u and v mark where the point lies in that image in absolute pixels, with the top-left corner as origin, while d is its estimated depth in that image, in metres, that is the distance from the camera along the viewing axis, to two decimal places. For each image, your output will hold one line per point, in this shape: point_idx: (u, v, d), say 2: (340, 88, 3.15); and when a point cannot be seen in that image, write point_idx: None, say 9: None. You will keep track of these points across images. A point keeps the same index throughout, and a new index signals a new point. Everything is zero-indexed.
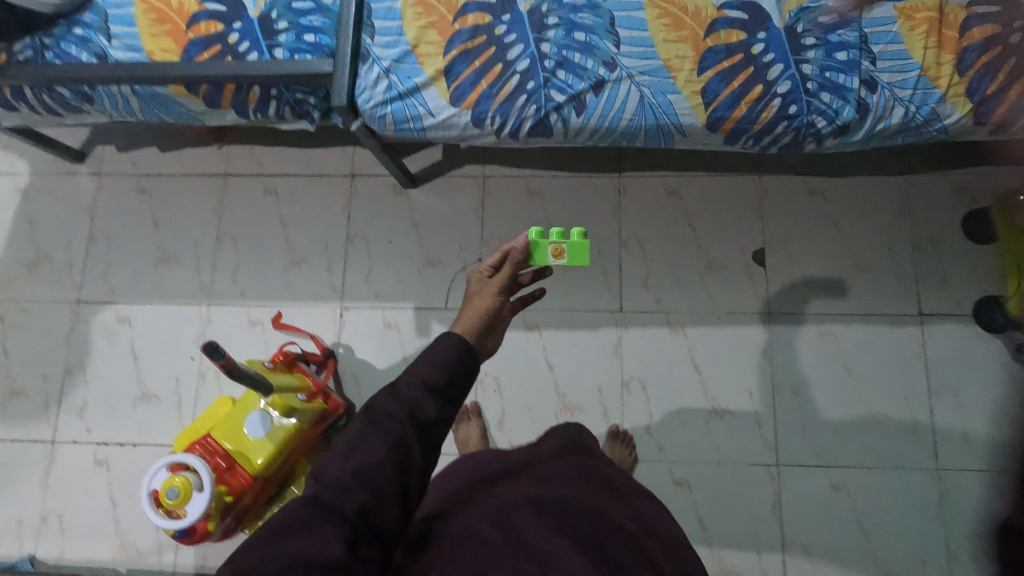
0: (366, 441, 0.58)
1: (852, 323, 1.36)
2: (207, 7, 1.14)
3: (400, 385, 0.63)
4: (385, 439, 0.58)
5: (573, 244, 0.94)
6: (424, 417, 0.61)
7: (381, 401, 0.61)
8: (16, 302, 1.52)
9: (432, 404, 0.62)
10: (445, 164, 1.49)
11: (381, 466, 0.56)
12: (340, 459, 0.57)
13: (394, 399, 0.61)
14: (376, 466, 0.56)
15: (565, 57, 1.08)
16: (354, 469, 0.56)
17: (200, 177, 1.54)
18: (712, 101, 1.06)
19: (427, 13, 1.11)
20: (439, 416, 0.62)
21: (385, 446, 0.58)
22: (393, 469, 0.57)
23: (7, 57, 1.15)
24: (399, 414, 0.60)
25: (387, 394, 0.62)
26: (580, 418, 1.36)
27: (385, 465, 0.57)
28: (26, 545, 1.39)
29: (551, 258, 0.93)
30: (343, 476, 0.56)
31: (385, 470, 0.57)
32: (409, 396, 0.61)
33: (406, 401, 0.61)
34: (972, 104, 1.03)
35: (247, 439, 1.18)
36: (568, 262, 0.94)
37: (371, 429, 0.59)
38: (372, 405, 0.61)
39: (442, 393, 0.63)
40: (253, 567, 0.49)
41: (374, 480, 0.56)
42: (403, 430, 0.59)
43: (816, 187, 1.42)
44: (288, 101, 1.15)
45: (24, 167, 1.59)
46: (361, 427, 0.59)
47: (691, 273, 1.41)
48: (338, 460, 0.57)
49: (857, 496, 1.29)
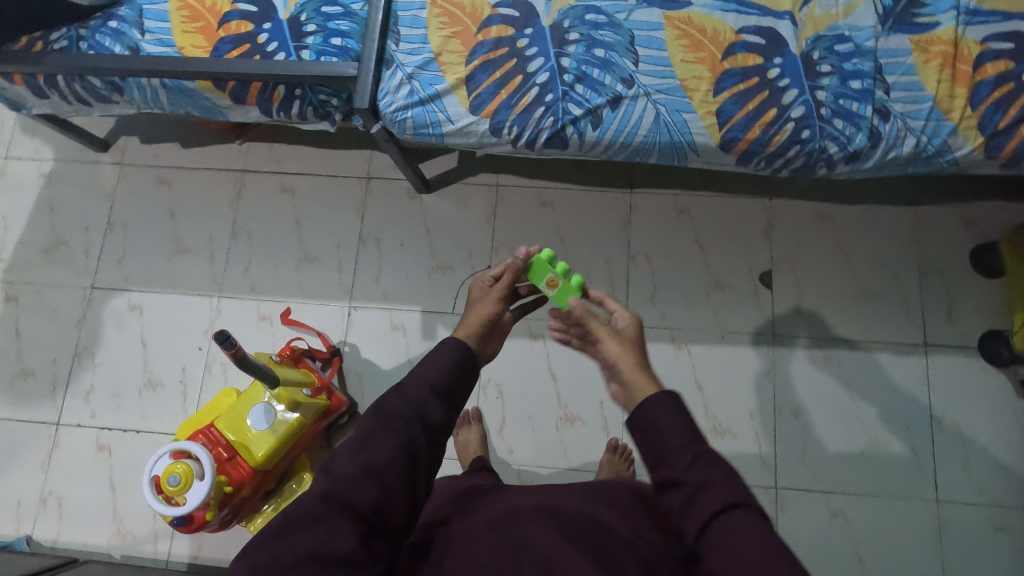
0: (375, 439, 0.60)
1: (856, 349, 1.37)
2: (239, 7, 1.18)
3: (407, 385, 0.65)
4: (394, 436, 0.61)
5: (566, 284, 0.91)
6: (431, 417, 0.64)
7: (388, 400, 0.64)
8: (31, 285, 1.55)
9: (438, 405, 0.65)
10: (460, 171, 1.52)
11: (390, 463, 0.59)
12: (349, 454, 0.59)
13: (402, 398, 0.64)
14: (385, 463, 0.59)
15: (584, 72, 1.10)
16: (365, 465, 0.58)
17: (219, 172, 1.57)
18: (727, 122, 1.08)
19: (452, 23, 1.14)
20: (444, 417, 0.65)
21: (394, 444, 0.60)
22: (403, 465, 0.60)
23: (43, 46, 1.19)
24: (409, 414, 0.62)
25: (394, 393, 0.64)
26: (580, 429, 1.36)
27: (395, 463, 0.59)
28: (24, 526, 1.40)
29: (544, 285, 0.92)
30: (353, 471, 0.58)
31: (395, 467, 0.59)
32: (416, 395, 0.64)
33: (412, 400, 0.64)
34: (984, 137, 1.04)
35: (249, 432, 1.19)
36: (556, 297, 0.93)
37: (379, 427, 0.61)
38: (380, 403, 0.63)
39: (447, 393, 0.66)
40: (269, 560, 0.52)
41: (384, 476, 0.58)
42: (411, 429, 0.62)
43: (825, 213, 1.43)
44: (311, 102, 1.18)
45: (49, 153, 1.63)
46: (369, 424, 0.61)
47: (697, 291, 1.42)
48: (347, 456, 0.59)
49: (855, 524, 1.28)
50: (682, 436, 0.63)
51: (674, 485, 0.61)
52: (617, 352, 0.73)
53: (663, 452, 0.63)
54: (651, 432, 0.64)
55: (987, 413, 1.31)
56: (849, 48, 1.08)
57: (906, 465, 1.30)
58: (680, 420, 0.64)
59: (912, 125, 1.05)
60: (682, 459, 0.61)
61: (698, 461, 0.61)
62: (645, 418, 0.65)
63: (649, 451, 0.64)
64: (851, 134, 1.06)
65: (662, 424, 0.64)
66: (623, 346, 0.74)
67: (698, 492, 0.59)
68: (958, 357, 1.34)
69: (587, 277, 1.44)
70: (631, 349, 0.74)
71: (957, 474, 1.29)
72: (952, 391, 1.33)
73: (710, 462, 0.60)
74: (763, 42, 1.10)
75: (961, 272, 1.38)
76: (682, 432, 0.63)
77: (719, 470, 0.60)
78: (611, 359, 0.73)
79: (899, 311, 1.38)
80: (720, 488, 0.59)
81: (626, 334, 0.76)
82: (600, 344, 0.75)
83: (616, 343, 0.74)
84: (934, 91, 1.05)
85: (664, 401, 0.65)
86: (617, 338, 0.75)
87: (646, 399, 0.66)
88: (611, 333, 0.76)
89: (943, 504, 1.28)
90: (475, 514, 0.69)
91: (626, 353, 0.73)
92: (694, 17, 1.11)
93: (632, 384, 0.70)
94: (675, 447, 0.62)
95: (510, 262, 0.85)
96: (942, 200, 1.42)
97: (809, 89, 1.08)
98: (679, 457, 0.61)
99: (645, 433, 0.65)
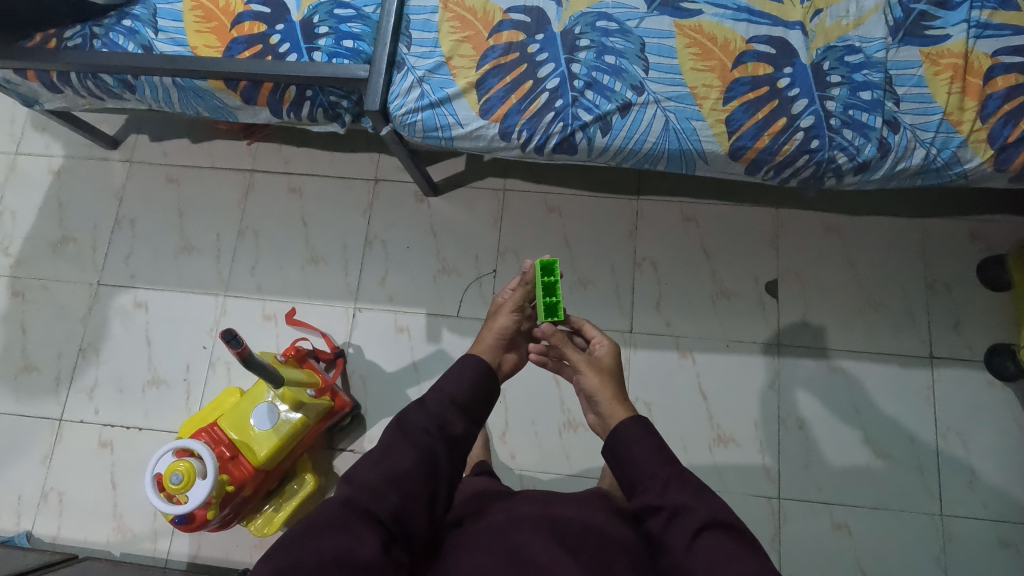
0: (398, 450, 0.64)
1: (860, 360, 1.36)
2: (252, 8, 1.19)
3: (428, 400, 0.70)
4: (415, 448, 0.65)
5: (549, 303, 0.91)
6: (452, 430, 0.69)
7: (410, 413, 0.68)
8: (38, 280, 1.55)
9: (458, 419, 0.70)
10: (467, 175, 1.52)
11: (411, 472, 0.63)
12: (370, 465, 0.63)
13: (423, 412, 0.69)
14: (406, 472, 0.63)
15: (594, 78, 1.11)
16: (387, 475, 0.62)
17: (228, 172, 1.58)
18: (736, 130, 1.08)
19: (463, 28, 1.15)
20: (464, 430, 0.70)
21: (414, 455, 0.64)
22: (423, 475, 0.64)
23: (58, 43, 1.20)
24: (429, 427, 0.67)
25: (416, 407, 0.69)
26: (583, 436, 1.36)
27: (415, 472, 0.63)
28: (24, 521, 1.40)
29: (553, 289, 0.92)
30: (374, 481, 0.62)
31: (415, 476, 0.63)
32: (437, 409, 0.69)
33: (433, 413, 0.69)
34: (993, 150, 1.04)
35: (253, 431, 1.19)
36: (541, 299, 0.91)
37: (401, 438, 0.66)
38: (402, 416, 0.68)
39: (467, 409, 0.71)
40: (291, 564, 0.54)
41: (404, 484, 0.62)
42: (433, 441, 0.66)
43: (833, 224, 1.43)
44: (322, 103, 1.18)
45: (59, 149, 1.64)
46: (391, 436, 0.66)
47: (703, 299, 1.42)
48: (369, 467, 0.63)
49: (858, 536, 1.27)
50: (654, 463, 0.66)
51: (652, 510, 0.64)
52: (596, 383, 0.78)
53: (640, 478, 0.66)
54: (626, 458, 0.68)
55: (992, 427, 1.31)
56: (859, 59, 1.09)
57: (910, 477, 1.30)
58: (651, 446, 0.68)
59: (922, 136, 1.05)
60: (655, 484, 0.65)
61: (670, 486, 0.64)
62: (619, 444, 0.69)
63: (628, 478, 0.68)
64: (861, 144, 1.06)
65: (636, 448, 0.68)
66: (601, 377, 0.79)
67: (673, 515, 0.62)
68: (964, 370, 1.34)
69: (591, 283, 1.44)
70: (608, 380, 0.79)
71: (962, 488, 1.28)
72: (957, 403, 1.32)
73: (687, 481, 0.64)
74: (773, 51, 1.10)
75: (968, 285, 1.38)
76: (654, 457, 0.67)
77: (697, 484, 0.64)
78: (590, 390, 0.78)
79: (905, 323, 1.37)
80: (693, 510, 0.61)
81: (598, 364, 0.81)
82: (579, 374, 0.80)
83: (594, 373, 0.79)
84: (944, 104, 1.05)
85: (636, 426, 0.70)
86: (596, 368, 0.80)
87: (617, 424, 0.71)
88: (588, 362, 0.80)
89: (947, 518, 1.27)
90: (482, 518, 0.68)
91: (604, 384, 0.78)
92: (704, 26, 1.12)
93: (612, 412, 0.75)
94: (648, 474, 0.66)
95: (521, 280, 0.89)
96: (950, 213, 1.42)
97: (819, 99, 1.08)
98: (658, 476, 0.65)
99: (619, 459, 0.69)
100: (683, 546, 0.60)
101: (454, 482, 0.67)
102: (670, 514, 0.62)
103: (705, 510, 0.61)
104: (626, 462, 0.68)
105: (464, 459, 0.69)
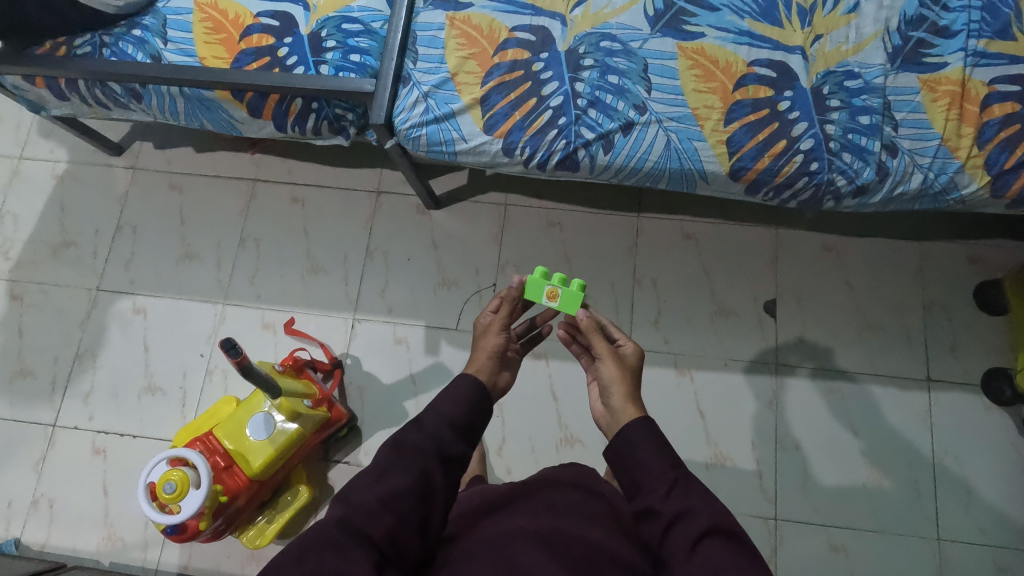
0: (394, 470, 0.64)
1: (857, 382, 1.36)
2: (261, 21, 1.20)
3: (425, 419, 0.70)
4: (411, 469, 0.65)
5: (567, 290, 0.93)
6: (450, 450, 0.69)
7: (408, 433, 0.68)
8: (37, 284, 1.55)
9: (456, 439, 0.70)
10: (468, 189, 1.53)
11: (407, 493, 0.63)
12: (366, 485, 0.63)
13: (420, 431, 0.68)
14: (401, 493, 0.63)
15: (597, 97, 1.12)
16: (383, 496, 0.62)
17: (230, 180, 1.59)
18: (736, 151, 1.09)
19: (469, 45, 1.16)
20: (462, 451, 0.70)
21: (410, 475, 0.64)
22: (418, 496, 0.64)
23: (67, 51, 1.22)
24: (425, 445, 0.67)
25: (413, 427, 0.69)
26: (580, 452, 1.35)
27: (411, 493, 0.63)
28: (12, 528, 1.38)
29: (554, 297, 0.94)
30: (369, 502, 0.61)
31: (412, 496, 0.63)
32: (434, 428, 0.69)
33: (430, 432, 0.69)
34: (990, 176, 1.06)
35: (247, 441, 1.18)
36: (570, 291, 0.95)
37: (398, 459, 0.65)
38: (400, 436, 0.68)
39: (465, 428, 0.71)
40: None
41: (399, 505, 0.62)
42: (430, 461, 0.66)
43: (831, 244, 1.44)
44: (327, 116, 1.20)
45: (64, 154, 1.64)
46: (387, 456, 0.66)
47: (701, 317, 1.42)
48: (364, 487, 0.63)
49: (855, 559, 1.27)
50: (658, 467, 0.66)
51: (652, 515, 0.64)
52: (614, 373, 0.78)
53: (641, 482, 0.66)
54: (629, 460, 0.68)
55: (989, 452, 1.31)
56: (858, 84, 1.10)
57: (907, 500, 1.29)
58: (656, 449, 0.68)
59: (919, 161, 1.07)
60: (659, 489, 0.64)
61: (674, 491, 0.64)
62: (623, 445, 0.69)
63: (630, 481, 0.68)
64: (859, 168, 1.07)
65: (640, 451, 0.68)
66: (621, 368, 0.79)
67: (674, 522, 0.62)
68: (961, 394, 1.34)
69: (591, 299, 1.45)
70: (627, 374, 0.78)
71: (959, 511, 1.28)
72: (954, 426, 1.33)
73: (688, 489, 0.64)
74: (774, 75, 1.12)
75: (966, 308, 1.39)
76: (658, 460, 0.67)
77: (701, 492, 0.64)
78: (607, 380, 0.78)
79: (902, 345, 1.38)
80: (697, 515, 0.61)
81: (621, 357, 0.80)
82: (599, 363, 0.80)
83: (613, 363, 0.79)
84: (942, 130, 1.07)
85: (641, 428, 0.70)
86: (617, 360, 0.79)
87: (623, 427, 0.71)
88: (612, 353, 0.80)
89: (944, 543, 1.26)
90: (478, 531, 0.68)
91: (621, 377, 0.77)
92: (707, 48, 1.13)
93: (618, 411, 0.74)
94: (652, 477, 0.66)
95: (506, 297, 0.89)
96: (947, 237, 1.43)
97: (819, 122, 1.09)
98: (660, 480, 0.65)
99: (623, 460, 0.69)
100: (683, 553, 0.60)
101: (451, 501, 0.67)
102: (672, 521, 0.62)
103: (708, 518, 0.61)
104: (629, 467, 0.68)
105: (460, 479, 0.69)
